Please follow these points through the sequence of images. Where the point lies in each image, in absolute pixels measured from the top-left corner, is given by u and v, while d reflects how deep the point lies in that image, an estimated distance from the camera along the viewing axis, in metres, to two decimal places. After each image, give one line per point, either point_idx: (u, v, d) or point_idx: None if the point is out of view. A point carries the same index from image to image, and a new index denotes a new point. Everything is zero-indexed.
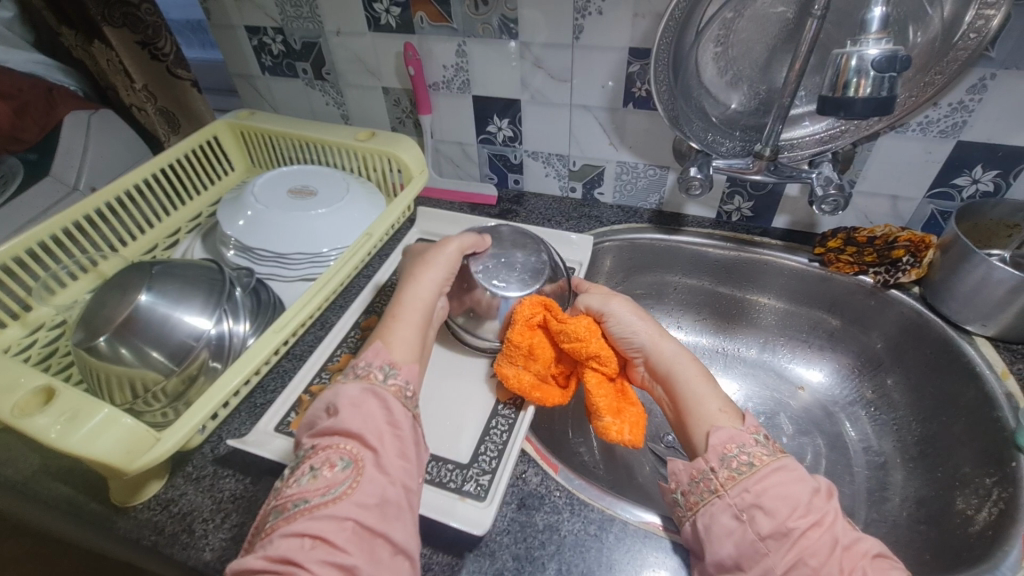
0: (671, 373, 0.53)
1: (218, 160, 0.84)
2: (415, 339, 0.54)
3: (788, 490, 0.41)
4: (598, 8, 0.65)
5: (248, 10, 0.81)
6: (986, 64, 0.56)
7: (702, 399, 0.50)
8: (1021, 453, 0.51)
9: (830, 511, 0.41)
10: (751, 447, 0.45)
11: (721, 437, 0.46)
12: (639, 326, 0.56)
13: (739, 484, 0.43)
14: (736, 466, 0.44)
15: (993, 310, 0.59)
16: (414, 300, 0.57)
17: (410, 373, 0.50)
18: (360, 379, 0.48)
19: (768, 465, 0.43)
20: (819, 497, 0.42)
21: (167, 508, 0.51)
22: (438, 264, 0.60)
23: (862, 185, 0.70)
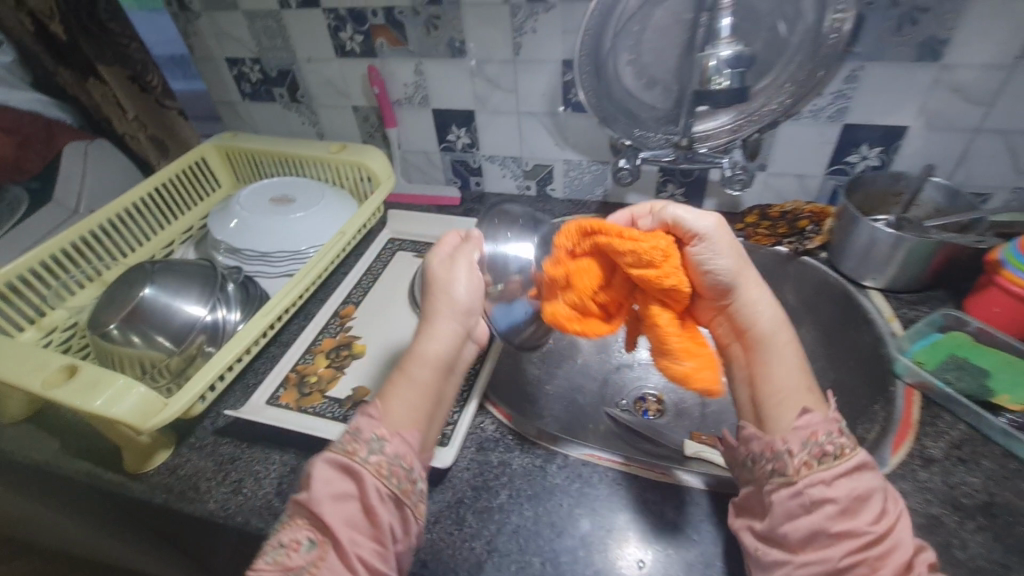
0: (756, 335, 0.52)
1: (206, 179, 0.93)
2: (420, 402, 0.51)
3: (861, 490, 0.42)
4: (532, 27, 0.76)
5: (229, 44, 0.92)
6: (853, 58, 0.67)
7: (788, 371, 0.50)
8: (899, 379, 0.61)
9: (898, 514, 0.42)
10: (837, 438, 0.45)
11: (810, 423, 0.46)
12: (732, 263, 0.52)
13: (814, 473, 0.43)
14: (816, 455, 0.44)
15: (880, 264, 0.69)
16: (427, 354, 0.52)
17: (402, 445, 0.47)
18: (343, 455, 0.46)
19: (851, 461, 0.44)
20: (890, 500, 0.43)
21: (174, 472, 0.59)
22: (450, 304, 0.53)
23: (772, 168, 0.80)
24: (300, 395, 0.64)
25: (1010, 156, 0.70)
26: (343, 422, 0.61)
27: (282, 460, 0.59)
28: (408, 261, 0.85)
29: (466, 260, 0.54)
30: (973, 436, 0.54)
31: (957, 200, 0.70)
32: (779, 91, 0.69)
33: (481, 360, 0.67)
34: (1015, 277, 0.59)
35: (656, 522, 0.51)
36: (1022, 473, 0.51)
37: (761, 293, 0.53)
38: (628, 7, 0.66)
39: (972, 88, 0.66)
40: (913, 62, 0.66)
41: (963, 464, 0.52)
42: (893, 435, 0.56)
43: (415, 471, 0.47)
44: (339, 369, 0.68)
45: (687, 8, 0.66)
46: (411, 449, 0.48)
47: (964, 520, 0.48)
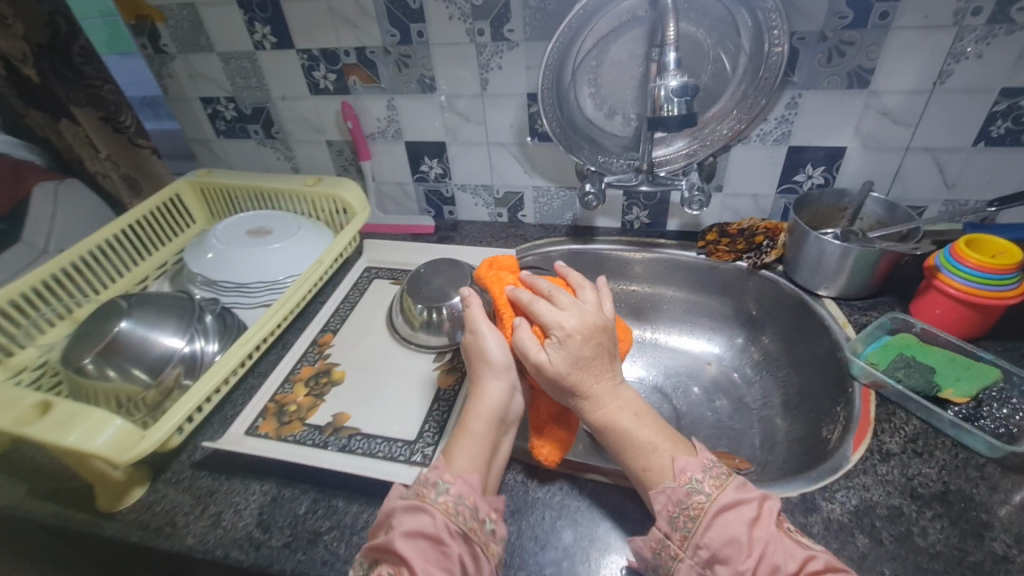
0: (604, 430, 0.54)
1: (181, 215, 0.94)
2: (480, 451, 0.52)
3: (732, 532, 0.44)
4: (497, 63, 0.80)
5: (203, 85, 0.94)
6: (793, 86, 0.73)
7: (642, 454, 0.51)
8: (856, 380, 0.64)
9: (770, 538, 0.43)
10: (689, 501, 0.47)
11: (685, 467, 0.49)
12: (564, 358, 0.53)
13: (691, 542, 0.45)
14: (683, 523, 0.46)
15: (832, 274, 0.73)
16: (482, 408, 0.55)
17: (466, 485, 0.48)
18: (413, 498, 0.47)
19: (709, 512, 0.45)
20: (758, 526, 0.44)
21: (150, 508, 0.57)
22: (492, 366, 0.57)
23: (728, 189, 0.85)
24: (280, 424, 0.64)
25: (939, 171, 0.77)
26: (324, 448, 0.61)
27: (262, 490, 0.58)
28: (385, 288, 0.86)
29: (489, 330, 0.58)
30: (925, 429, 0.58)
31: (896, 213, 0.76)
32: (728, 117, 0.74)
33: (459, 381, 0.69)
34: (950, 280, 0.64)
35: (636, 529, 0.53)
36: (971, 462, 0.54)
37: (597, 379, 0.54)
38: (586, 44, 0.71)
39: (899, 111, 0.73)
40: (846, 89, 0.72)
41: (919, 455, 0.55)
42: (853, 433, 0.59)
43: (480, 510, 0.47)
44: (319, 396, 0.68)
45: (639, 44, 0.71)
46: (475, 490, 0.48)
47: (923, 508, 0.51)
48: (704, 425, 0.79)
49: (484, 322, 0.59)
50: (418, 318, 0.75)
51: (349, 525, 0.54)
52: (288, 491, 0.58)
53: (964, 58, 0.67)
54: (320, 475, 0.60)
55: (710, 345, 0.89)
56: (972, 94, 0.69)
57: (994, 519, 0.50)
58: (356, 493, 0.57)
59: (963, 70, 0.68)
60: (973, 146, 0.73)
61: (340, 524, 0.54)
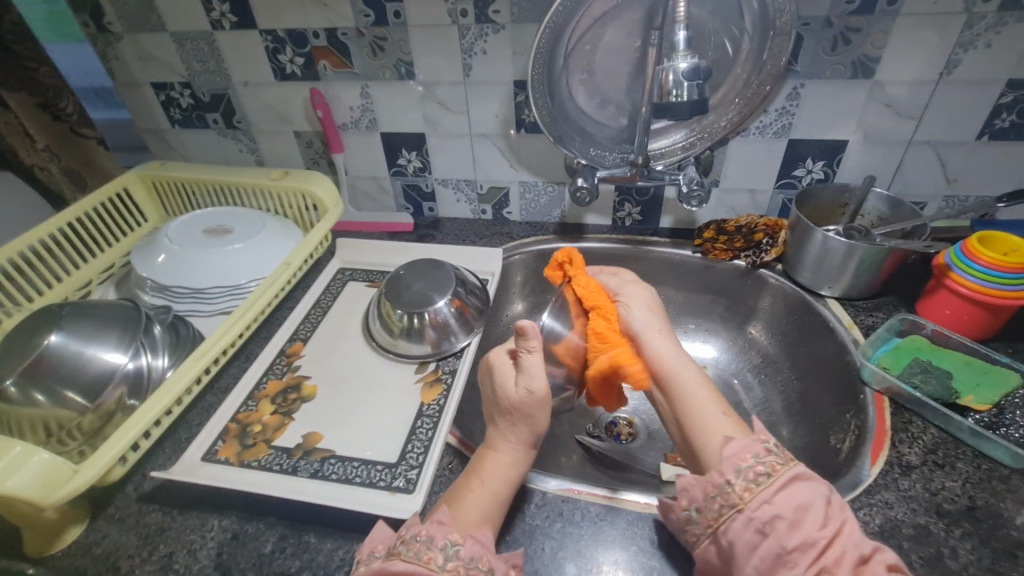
0: (673, 376, 0.51)
1: (129, 212, 0.85)
2: (493, 508, 0.48)
3: (799, 496, 0.41)
4: (482, 48, 0.74)
5: (154, 68, 0.85)
6: (795, 76, 0.70)
7: (700, 403, 0.49)
8: (867, 385, 0.61)
9: (846, 519, 0.40)
10: (766, 457, 0.43)
11: (737, 449, 0.44)
12: (647, 309, 0.56)
13: (757, 496, 0.42)
14: (753, 477, 0.42)
15: (836, 273, 0.70)
16: (497, 466, 0.50)
17: (477, 545, 0.43)
18: (416, 564, 0.41)
19: (784, 474, 0.42)
20: (832, 507, 0.41)
21: (88, 551, 0.50)
22: (520, 428, 0.52)
23: (724, 184, 0.81)
24: (242, 447, 0.57)
25: (941, 166, 0.74)
26: (293, 474, 0.55)
27: (221, 526, 0.52)
28: (360, 291, 0.79)
29: (537, 368, 0.51)
30: (944, 439, 0.55)
31: (899, 209, 0.73)
32: (729, 107, 0.70)
33: (445, 393, 0.63)
34: (962, 279, 0.61)
35: (645, 558, 0.48)
36: (995, 473, 0.52)
37: (665, 331, 0.55)
38: (579, 28, 0.66)
39: (904, 102, 0.69)
40: (850, 79, 0.69)
41: (940, 468, 0.52)
42: (870, 444, 0.55)
43: (496, 572, 0.42)
44: (287, 415, 0.61)
45: (636, 28, 0.66)
46: (487, 550, 0.43)
47: (951, 527, 0.48)
48: None
49: (539, 355, 0.51)
50: (398, 324, 0.68)
51: (323, 564, 0.48)
52: (251, 526, 0.52)
53: (972, 47, 0.64)
54: (289, 506, 0.53)
55: (706, 347, 0.85)
56: (979, 86, 0.66)
57: None
58: (331, 526, 0.51)
59: (971, 60, 0.65)
60: (977, 140, 0.71)
61: (312, 564, 0.48)
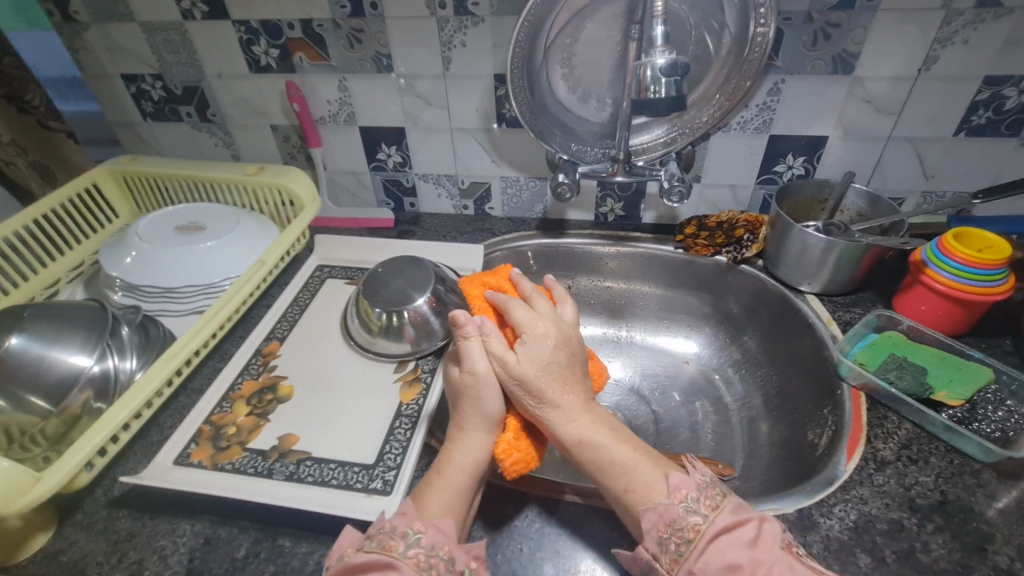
0: (567, 448, 0.49)
1: (99, 208, 0.82)
2: (457, 500, 0.47)
3: (728, 555, 0.40)
4: (461, 41, 0.73)
5: (123, 59, 0.82)
6: (776, 71, 0.69)
7: (609, 467, 0.47)
8: (844, 381, 0.61)
9: (775, 560, 0.39)
10: (685, 521, 0.42)
11: (657, 515, 0.43)
12: (535, 369, 0.49)
13: (683, 567, 0.41)
14: (675, 547, 0.41)
15: (816, 269, 0.70)
16: (463, 457, 0.49)
17: (438, 533, 0.43)
18: (378, 553, 0.41)
19: (705, 535, 0.41)
20: (761, 547, 0.40)
21: (55, 559, 0.48)
22: (479, 412, 0.51)
23: (706, 179, 0.81)
24: (215, 450, 0.56)
25: (919, 162, 0.75)
26: (267, 478, 0.54)
27: (193, 531, 0.51)
28: (339, 288, 0.78)
29: (480, 356, 0.50)
30: (919, 434, 0.55)
31: (878, 205, 0.74)
32: (710, 103, 0.70)
33: (424, 393, 0.62)
34: (937, 275, 0.62)
35: (622, 557, 0.48)
36: (966, 468, 0.52)
37: (559, 393, 0.50)
38: (559, 21, 0.65)
39: (883, 98, 0.70)
40: (830, 75, 0.69)
41: (914, 463, 0.53)
42: (846, 440, 0.56)
43: (457, 561, 0.42)
44: (263, 416, 0.60)
45: (616, 22, 0.65)
46: (450, 539, 0.43)
47: (923, 522, 0.48)
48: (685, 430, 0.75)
49: (478, 340, 0.51)
50: (376, 323, 0.67)
51: (298, 568, 0.48)
52: (224, 531, 0.51)
53: (950, 43, 0.64)
54: (264, 509, 0.52)
55: (688, 343, 0.85)
56: (957, 83, 0.67)
57: (995, 531, 0.47)
58: (306, 530, 0.50)
59: (949, 56, 0.65)
60: (954, 136, 0.71)
61: (287, 569, 0.48)
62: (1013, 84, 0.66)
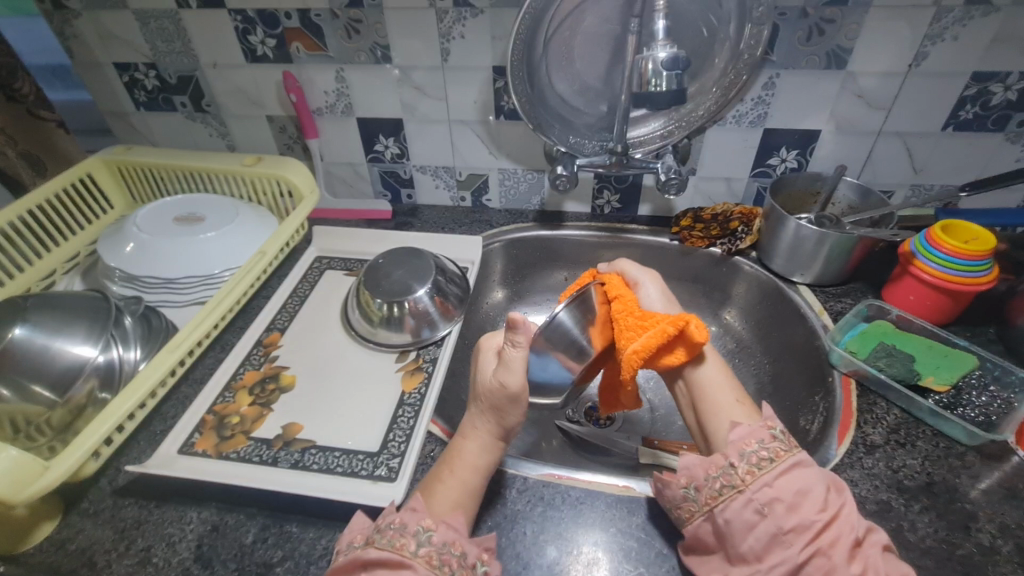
0: (697, 369, 0.53)
1: (93, 198, 0.82)
2: (466, 499, 0.48)
3: (805, 480, 0.43)
4: (460, 33, 0.73)
5: (116, 47, 0.81)
6: (771, 65, 0.70)
7: (719, 393, 0.51)
8: (836, 369, 0.63)
9: (844, 502, 0.42)
10: (769, 443, 0.45)
11: (741, 434, 0.46)
12: (663, 297, 0.59)
13: (759, 478, 0.43)
14: (756, 461, 0.44)
15: (808, 260, 0.72)
16: (472, 455, 0.50)
17: (450, 531, 0.43)
18: (389, 551, 0.41)
19: (786, 460, 0.44)
20: (832, 492, 0.43)
21: (62, 547, 0.49)
22: (494, 420, 0.51)
23: (701, 172, 0.82)
24: (219, 439, 0.56)
25: (908, 155, 0.76)
26: (274, 465, 0.54)
27: (200, 518, 0.51)
28: (338, 280, 0.78)
29: (518, 372, 0.49)
30: (906, 419, 0.57)
31: (868, 198, 0.76)
32: (706, 96, 0.71)
33: (425, 382, 0.63)
34: (925, 266, 0.63)
35: (622, 539, 0.49)
36: (951, 450, 0.54)
37: (683, 319, 0.57)
38: (559, 14, 0.65)
39: (874, 93, 0.71)
40: (823, 70, 0.70)
41: (902, 446, 0.55)
42: (837, 426, 0.58)
43: (470, 555, 0.43)
44: (266, 406, 0.60)
45: (615, 15, 0.66)
46: (460, 535, 0.44)
47: (910, 502, 0.50)
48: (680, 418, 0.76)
49: (524, 351, 0.49)
50: (377, 313, 0.68)
51: (306, 554, 0.48)
52: (231, 518, 0.51)
53: (940, 39, 0.66)
54: (269, 495, 0.53)
55: None
56: (946, 78, 0.68)
57: (978, 510, 0.49)
58: (313, 516, 0.51)
59: (938, 52, 0.67)
60: (942, 131, 0.73)
61: (295, 554, 0.48)
62: (999, 80, 0.68)
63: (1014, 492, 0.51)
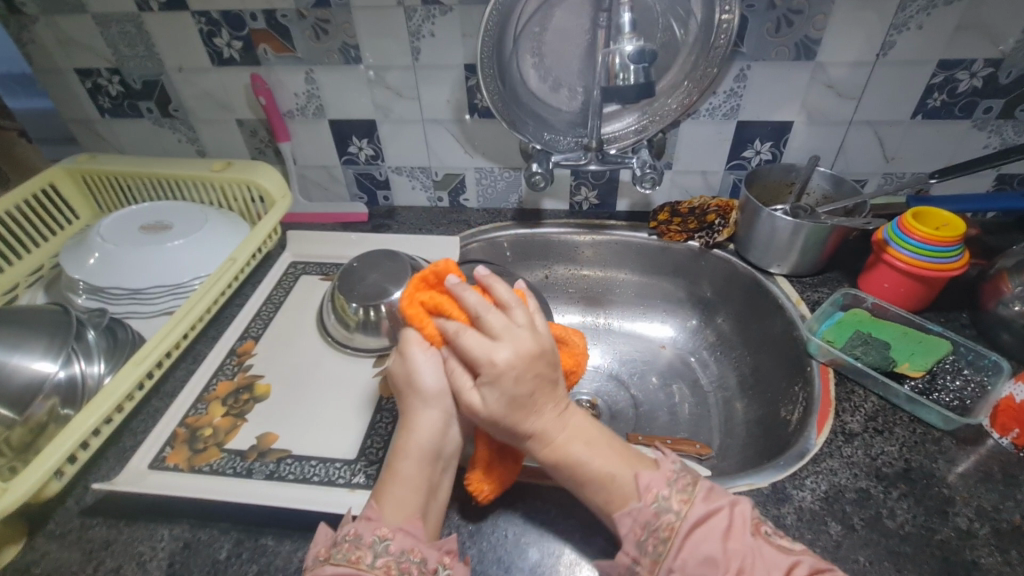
0: (563, 458, 0.47)
1: (58, 208, 0.79)
2: (409, 494, 0.45)
3: (708, 548, 0.41)
4: (430, 30, 0.72)
5: (77, 53, 0.79)
6: (742, 58, 0.71)
7: (589, 482, 0.46)
8: (813, 358, 0.63)
9: (749, 548, 0.41)
10: (657, 523, 0.43)
11: (626, 529, 0.43)
12: (507, 401, 0.45)
13: (663, 567, 0.42)
14: (653, 547, 0.42)
15: (784, 251, 0.72)
16: (409, 443, 0.48)
17: (408, 538, 0.43)
18: (344, 566, 0.41)
19: (680, 534, 0.42)
20: (732, 537, 0.42)
21: (27, 571, 0.47)
22: (417, 399, 0.49)
23: (678, 166, 0.82)
24: (192, 453, 0.55)
25: (879, 145, 0.77)
26: (248, 477, 0.53)
27: (172, 535, 0.50)
28: (314, 284, 0.77)
29: (417, 337, 0.50)
30: (884, 406, 0.58)
31: (841, 187, 0.76)
32: (679, 89, 0.70)
33: None
34: (898, 254, 0.64)
35: (605, 538, 0.49)
36: (928, 436, 0.55)
37: (544, 403, 0.46)
38: (527, 8, 0.65)
39: (844, 83, 0.71)
40: (793, 61, 0.70)
41: (879, 434, 0.55)
42: (815, 415, 0.58)
43: (430, 560, 0.43)
44: (240, 416, 0.59)
45: (585, 10, 0.65)
46: (419, 541, 0.43)
47: (889, 489, 0.50)
48: (664, 413, 0.76)
49: (418, 327, 0.50)
50: (353, 317, 0.66)
51: (282, 567, 0.47)
52: (204, 533, 0.50)
53: (906, 29, 0.66)
54: (243, 509, 0.51)
55: (664, 328, 0.86)
56: (913, 67, 0.69)
57: (954, 494, 0.50)
58: (290, 528, 0.50)
59: (905, 41, 0.67)
60: (911, 119, 0.74)
61: (271, 568, 0.47)
62: (965, 67, 0.68)
63: (989, 474, 0.51)
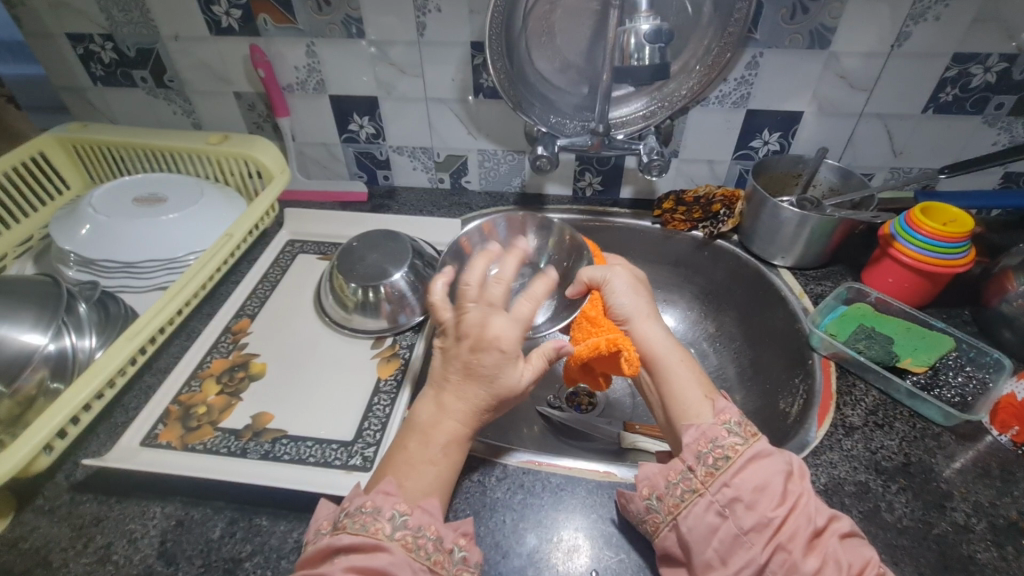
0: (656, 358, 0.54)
1: (48, 177, 0.77)
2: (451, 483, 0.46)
3: (761, 478, 0.42)
4: (436, 5, 0.70)
5: (69, 16, 0.76)
6: (754, 44, 0.69)
7: (686, 385, 0.51)
8: (815, 351, 0.63)
9: (804, 491, 0.42)
10: (724, 439, 0.45)
11: (699, 431, 0.46)
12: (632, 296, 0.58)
13: (717, 479, 0.43)
14: (713, 461, 0.44)
15: (789, 243, 0.71)
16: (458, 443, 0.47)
17: (425, 514, 0.42)
18: (364, 536, 0.39)
19: (743, 455, 0.44)
20: (793, 480, 0.43)
21: (15, 546, 0.46)
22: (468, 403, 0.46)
23: (684, 154, 0.81)
24: (185, 430, 0.54)
25: (889, 137, 0.76)
26: (242, 457, 0.52)
27: (163, 513, 0.49)
28: (311, 264, 0.76)
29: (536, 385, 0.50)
30: (884, 400, 0.58)
31: (848, 180, 0.75)
32: (689, 75, 0.69)
33: (402, 371, 0.61)
34: (905, 248, 0.63)
35: (602, 525, 0.49)
36: (928, 431, 0.55)
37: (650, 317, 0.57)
38: None
39: (857, 74, 0.70)
40: (807, 49, 0.69)
41: (879, 428, 0.55)
42: (817, 407, 0.58)
43: (446, 540, 0.41)
44: (234, 395, 0.58)
45: None
46: (436, 519, 0.42)
47: (888, 483, 0.50)
48: None
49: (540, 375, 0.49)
50: (352, 298, 0.65)
51: (276, 547, 0.47)
52: (197, 512, 0.49)
53: (922, 19, 0.65)
54: (237, 488, 0.51)
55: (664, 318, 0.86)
56: (927, 60, 0.68)
57: (953, 489, 0.50)
58: (283, 508, 0.49)
59: (921, 33, 0.66)
60: (923, 113, 0.73)
61: (264, 548, 0.46)
62: (979, 62, 0.67)
63: (987, 470, 0.51)
